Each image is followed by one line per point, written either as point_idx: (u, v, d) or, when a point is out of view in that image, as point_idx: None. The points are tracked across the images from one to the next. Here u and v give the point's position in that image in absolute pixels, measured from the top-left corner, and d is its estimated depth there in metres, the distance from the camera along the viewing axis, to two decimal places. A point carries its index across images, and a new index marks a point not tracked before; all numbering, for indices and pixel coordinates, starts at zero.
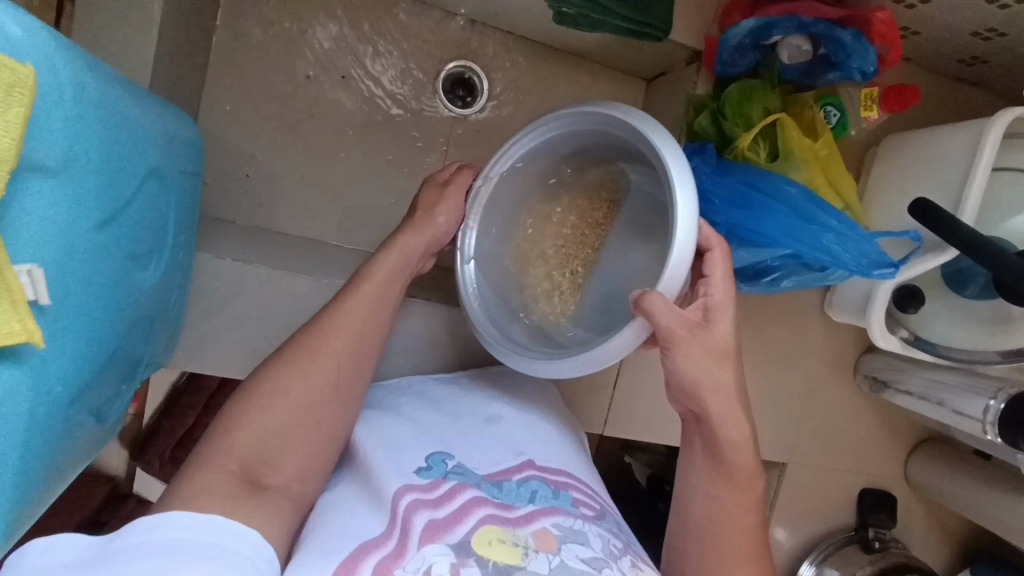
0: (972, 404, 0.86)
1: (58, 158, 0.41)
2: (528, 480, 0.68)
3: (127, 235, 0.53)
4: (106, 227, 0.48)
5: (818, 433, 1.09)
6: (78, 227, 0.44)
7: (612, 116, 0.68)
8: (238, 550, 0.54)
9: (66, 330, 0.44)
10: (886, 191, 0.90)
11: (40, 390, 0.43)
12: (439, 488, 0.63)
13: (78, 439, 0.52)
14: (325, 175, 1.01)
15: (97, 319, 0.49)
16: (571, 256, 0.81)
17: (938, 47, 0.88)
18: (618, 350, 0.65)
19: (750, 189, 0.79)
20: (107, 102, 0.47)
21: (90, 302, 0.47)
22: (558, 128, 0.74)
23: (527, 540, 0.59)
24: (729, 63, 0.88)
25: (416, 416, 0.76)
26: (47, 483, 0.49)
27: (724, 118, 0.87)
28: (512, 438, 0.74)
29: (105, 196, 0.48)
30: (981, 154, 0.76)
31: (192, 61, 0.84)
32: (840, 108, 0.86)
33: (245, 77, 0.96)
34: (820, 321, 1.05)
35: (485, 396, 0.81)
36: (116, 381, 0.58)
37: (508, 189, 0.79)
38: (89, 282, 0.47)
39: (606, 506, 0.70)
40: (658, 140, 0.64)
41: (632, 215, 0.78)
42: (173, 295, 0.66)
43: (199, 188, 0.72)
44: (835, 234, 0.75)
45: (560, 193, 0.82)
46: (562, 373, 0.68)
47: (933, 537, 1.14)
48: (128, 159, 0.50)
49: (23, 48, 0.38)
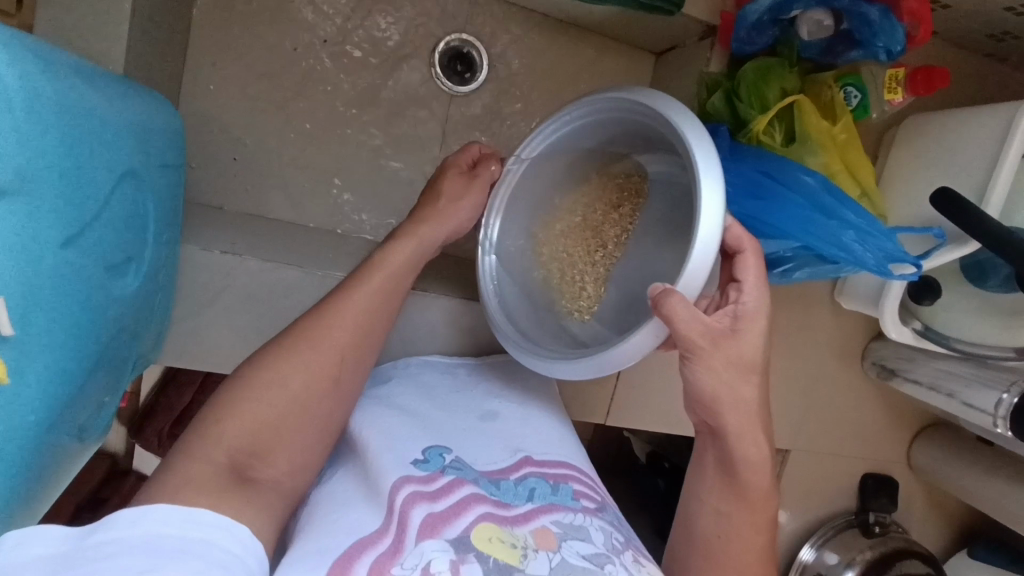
0: (984, 396, 0.84)
1: (12, 178, 0.41)
2: (526, 477, 0.64)
3: (98, 246, 0.53)
4: (72, 243, 0.49)
5: (823, 420, 1.08)
6: (40, 247, 0.45)
7: (635, 100, 0.64)
8: (227, 548, 0.51)
9: (32, 351, 0.45)
10: (905, 176, 0.86)
11: (9, 413, 0.43)
12: (437, 481, 0.60)
13: (60, 452, 0.53)
14: (317, 156, 0.96)
15: (71, 333, 0.50)
16: (595, 249, 0.77)
17: (968, 21, 0.82)
18: (632, 352, 0.61)
19: (765, 177, 0.76)
20: (63, 109, 0.46)
21: (57, 318, 0.47)
22: (580, 116, 0.70)
23: (526, 539, 0.55)
24: (746, 40, 0.83)
25: (413, 409, 0.72)
26: (30, 496, 0.50)
27: (739, 98, 0.82)
28: (509, 435, 0.71)
29: (68, 210, 0.48)
30: (1011, 141, 0.73)
31: (170, 37, 0.78)
32: (861, 88, 0.82)
33: (229, 52, 0.90)
34: (829, 309, 1.02)
35: (484, 391, 0.78)
36: (100, 393, 0.59)
37: (534, 178, 0.76)
38: (59, 304, 0.48)
39: (606, 501, 0.67)
40: (686, 127, 0.59)
41: (659, 205, 0.74)
42: (157, 298, 0.67)
43: (182, 181, 0.71)
44: (855, 230, 0.72)
45: (588, 184, 0.78)
46: (578, 373, 0.65)
47: (933, 519, 1.14)
48: (89, 171, 0.51)
49: None
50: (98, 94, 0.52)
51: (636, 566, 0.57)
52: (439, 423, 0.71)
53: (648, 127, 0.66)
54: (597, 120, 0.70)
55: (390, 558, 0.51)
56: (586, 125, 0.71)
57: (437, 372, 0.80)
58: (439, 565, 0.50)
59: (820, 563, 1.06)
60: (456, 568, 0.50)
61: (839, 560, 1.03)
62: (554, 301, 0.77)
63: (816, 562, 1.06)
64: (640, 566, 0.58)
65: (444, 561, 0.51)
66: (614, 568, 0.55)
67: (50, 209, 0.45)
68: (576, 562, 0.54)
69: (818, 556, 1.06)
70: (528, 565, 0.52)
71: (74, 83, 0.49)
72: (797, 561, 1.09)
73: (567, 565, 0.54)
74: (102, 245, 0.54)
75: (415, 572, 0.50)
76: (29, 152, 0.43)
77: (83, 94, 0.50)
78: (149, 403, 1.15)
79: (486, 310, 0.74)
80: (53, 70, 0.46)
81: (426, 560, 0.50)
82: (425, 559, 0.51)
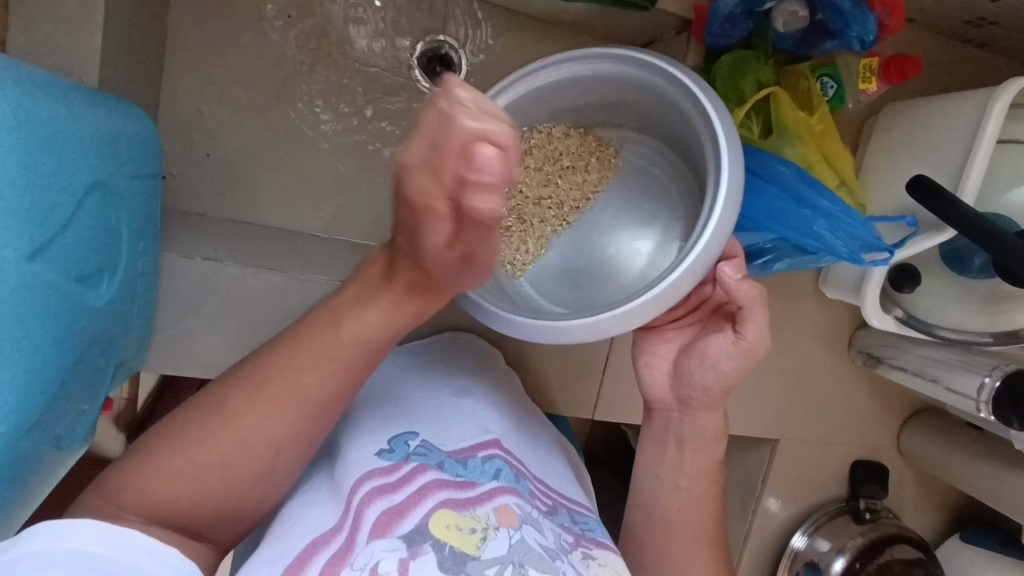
0: (967, 381, 0.85)
1: None
2: (492, 456, 0.64)
3: (70, 256, 0.54)
4: (39, 255, 0.49)
5: (812, 408, 1.08)
6: (3, 258, 0.45)
7: (655, 76, 0.68)
8: (152, 573, 0.49)
9: (4, 360, 0.45)
10: (885, 167, 0.87)
11: None
12: (400, 470, 0.60)
13: (38, 462, 0.53)
14: (299, 160, 0.96)
15: (46, 340, 0.50)
16: (555, 204, 0.81)
17: (944, 8, 0.83)
18: (620, 319, 0.62)
19: (741, 170, 0.76)
20: (24, 123, 0.47)
21: (27, 327, 0.48)
22: (593, 70, 0.72)
23: (487, 519, 0.55)
24: (719, 34, 0.82)
25: (393, 399, 0.72)
26: (5, 505, 0.50)
27: (715, 92, 0.84)
28: (477, 415, 0.71)
29: (32, 220, 0.48)
30: (986, 123, 0.73)
31: (147, 47, 0.79)
32: (837, 79, 0.82)
33: (206, 59, 0.91)
34: (814, 298, 1.02)
35: (455, 375, 0.79)
36: (78, 402, 0.60)
37: (513, 118, 0.76)
38: (25, 317, 0.48)
39: (560, 503, 0.66)
40: (720, 129, 0.64)
41: (630, 183, 0.82)
42: (136, 308, 0.68)
43: (160, 189, 0.72)
44: (827, 218, 0.72)
45: (568, 133, 0.81)
46: (528, 334, 0.66)
47: (925, 504, 1.15)
48: (57, 184, 0.51)
49: None
50: (65, 107, 0.52)
51: (582, 565, 0.58)
52: (413, 407, 0.71)
53: (657, 101, 0.72)
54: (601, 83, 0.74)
55: (340, 560, 0.52)
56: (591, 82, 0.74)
57: (410, 359, 0.81)
58: (388, 565, 0.49)
59: (812, 549, 1.08)
60: (406, 566, 0.50)
61: (831, 547, 1.05)
62: None
63: (808, 549, 1.08)
64: (588, 567, 0.59)
65: (393, 561, 0.50)
66: (563, 564, 0.55)
67: (11, 222, 0.46)
68: (533, 545, 0.54)
69: (810, 543, 1.08)
70: (484, 551, 0.52)
71: (35, 95, 0.49)
72: (788, 548, 1.11)
73: (525, 544, 0.54)
74: (71, 256, 0.54)
75: (364, 571, 0.49)
76: None
77: (51, 110, 0.50)
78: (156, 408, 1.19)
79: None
80: (14, 84, 0.47)
81: (374, 560, 0.50)
82: (373, 559, 0.50)
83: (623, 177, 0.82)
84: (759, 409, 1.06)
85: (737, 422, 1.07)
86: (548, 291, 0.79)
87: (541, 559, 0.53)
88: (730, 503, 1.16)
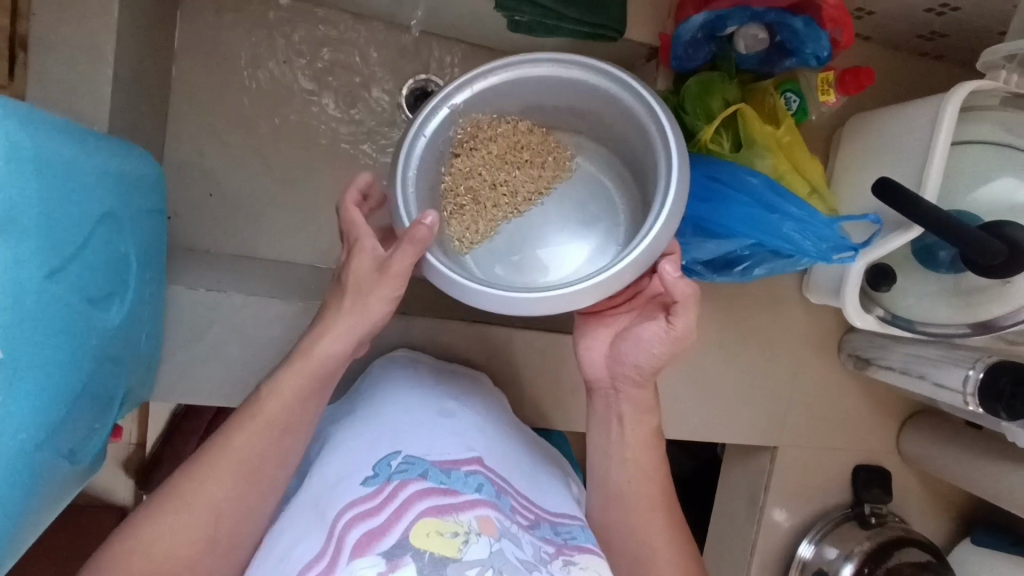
0: (952, 375, 0.87)
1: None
2: (475, 470, 0.64)
3: (82, 281, 0.57)
4: (53, 276, 0.52)
5: (808, 414, 1.10)
6: (23, 281, 0.48)
7: (624, 94, 0.70)
8: None
9: (20, 374, 0.48)
10: (854, 175, 0.91)
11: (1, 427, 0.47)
12: (382, 491, 0.60)
13: (50, 476, 0.56)
14: (296, 197, 1.01)
15: (60, 358, 0.54)
16: (509, 195, 0.80)
17: (898, 26, 0.92)
18: (560, 300, 0.63)
19: (713, 181, 0.80)
20: (43, 160, 0.51)
21: (43, 342, 0.51)
22: (570, 72, 0.72)
23: (469, 525, 0.56)
24: (684, 57, 0.88)
25: (375, 417, 0.72)
26: (22, 520, 0.52)
27: (685, 112, 0.88)
28: (462, 435, 0.71)
29: (48, 246, 0.51)
30: (941, 126, 0.77)
31: (152, 96, 0.84)
32: (799, 94, 0.87)
33: (207, 107, 0.97)
34: (799, 304, 1.05)
35: (439, 393, 0.78)
36: (88, 421, 0.62)
37: (484, 100, 0.75)
38: (43, 335, 0.51)
39: (541, 517, 0.66)
40: (675, 152, 0.66)
41: (577, 190, 0.82)
42: (144, 335, 0.71)
43: (165, 223, 0.76)
44: (796, 221, 0.76)
45: (535, 128, 0.81)
46: (479, 301, 0.65)
47: (931, 508, 1.15)
48: (71, 214, 0.55)
49: None
50: (78, 146, 0.57)
51: (562, 574, 0.58)
52: (395, 425, 0.70)
53: (620, 115, 0.73)
54: (572, 91, 0.75)
55: None
56: (565, 88, 0.74)
57: (396, 373, 0.80)
58: None
59: (820, 558, 1.06)
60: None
61: (838, 554, 1.04)
62: (443, 217, 0.78)
63: (816, 558, 1.07)
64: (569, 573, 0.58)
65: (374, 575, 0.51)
66: None
67: (31, 247, 0.49)
68: (512, 556, 0.55)
69: (817, 552, 1.07)
70: (466, 555, 0.53)
71: (53, 134, 0.53)
72: (796, 559, 1.10)
73: (504, 555, 0.55)
74: (84, 281, 0.57)
75: None
76: (12, 193, 0.47)
77: (65, 150, 0.55)
78: (158, 449, 1.20)
79: (390, 186, 0.71)
80: (35, 125, 0.51)
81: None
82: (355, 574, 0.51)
83: (576, 182, 0.82)
84: (754, 417, 1.08)
85: (733, 431, 1.07)
86: (493, 273, 0.78)
87: (519, 571, 0.54)
88: (734, 515, 1.16)
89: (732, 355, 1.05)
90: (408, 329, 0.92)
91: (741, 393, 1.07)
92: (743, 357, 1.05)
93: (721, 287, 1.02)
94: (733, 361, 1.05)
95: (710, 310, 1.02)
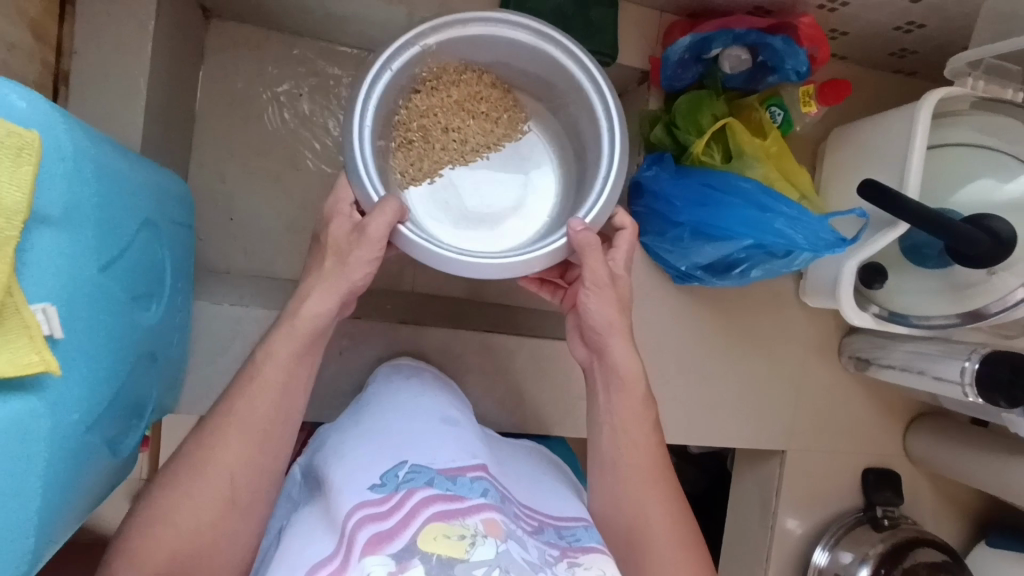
0: (950, 368, 0.89)
1: (60, 210, 0.44)
2: (481, 476, 0.60)
3: (127, 279, 0.56)
4: (107, 269, 0.51)
5: (814, 418, 1.11)
6: (82, 274, 0.47)
7: (583, 72, 0.73)
8: None
9: (80, 360, 0.47)
10: (839, 181, 0.97)
11: (61, 413, 0.45)
12: (391, 498, 0.56)
13: (96, 467, 0.54)
14: (311, 221, 1.06)
15: (111, 350, 0.53)
16: (458, 145, 0.82)
17: (870, 45, 0.99)
18: (490, 269, 0.68)
19: (710, 189, 0.85)
20: (102, 158, 0.51)
21: (100, 331, 0.50)
22: (539, 38, 0.73)
23: (475, 528, 0.52)
24: (674, 77, 0.94)
25: (379, 428, 0.69)
26: (65, 514, 0.49)
27: (677, 127, 0.94)
28: (464, 441, 0.67)
29: (103, 238, 0.51)
30: (917, 130, 0.83)
31: (177, 126, 0.90)
32: (783, 107, 0.93)
33: (227, 138, 1.02)
34: (798, 308, 1.09)
35: (439, 405, 0.75)
36: (128, 416, 0.61)
37: (454, 46, 0.75)
38: (96, 326, 0.49)
39: (545, 522, 0.64)
40: (619, 139, 0.71)
41: (520, 150, 0.85)
42: (173, 336, 0.71)
43: (189, 238, 0.78)
44: (786, 218, 0.80)
45: (496, 85, 0.83)
46: (416, 252, 0.67)
47: (944, 510, 1.15)
48: (123, 217, 0.55)
49: (27, 116, 0.42)
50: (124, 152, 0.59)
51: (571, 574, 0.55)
52: (400, 433, 0.67)
53: (573, 93, 0.76)
54: (539, 60, 0.76)
55: None
56: (534, 55, 0.75)
57: (396, 392, 0.78)
58: None
59: (835, 564, 1.06)
60: None
61: (853, 557, 1.04)
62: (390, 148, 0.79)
63: (831, 564, 1.06)
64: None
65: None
66: None
67: (92, 237, 0.48)
68: (519, 556, 0.51)
69: (832, 558, 1.06)
70: (472, 556, 0.50)
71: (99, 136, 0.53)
72: (811, 566, 1.09)
73: (512, 557, 0.51)
74: (131, 277, 0.57)
75: None
76: (75, 186, 0.46)
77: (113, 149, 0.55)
78: None
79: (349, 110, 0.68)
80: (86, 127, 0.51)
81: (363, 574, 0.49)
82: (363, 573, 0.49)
83: (522, 145, 0.85)
84: (762, 421, 1.10)
85: (741, 436, 1.09)
86: (429, 211, 0.79)
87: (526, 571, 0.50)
88: (747, 522, 1.16)
89: (735, 360, 1.07)
90: (421, 341, 0.94)
91: (747, 397, 1.09)
92: (747, 362, 1.08)
93: (721, 294, 1.06)
94: (737, 365, 1.08)
95: (712, 317, 1.05)
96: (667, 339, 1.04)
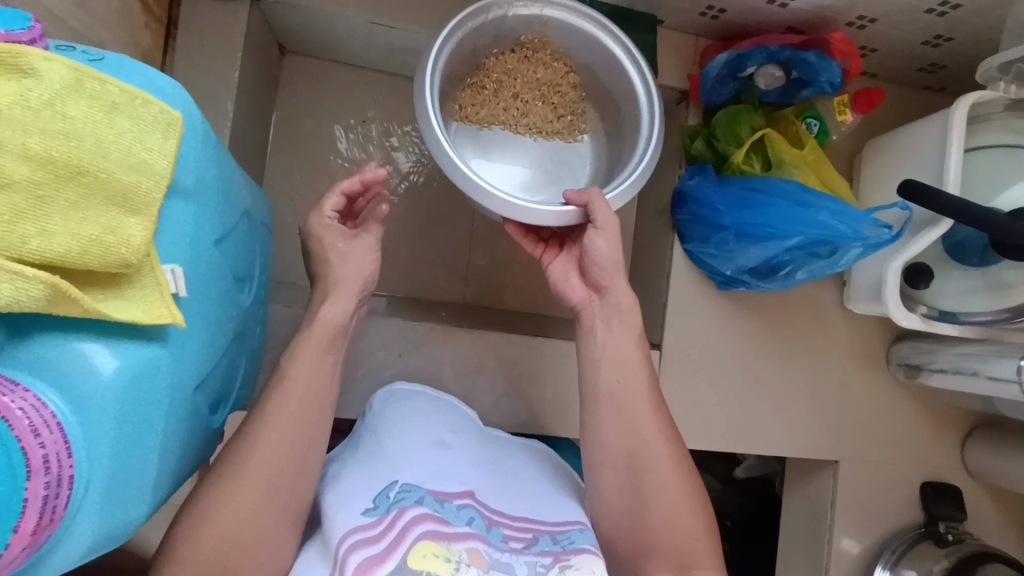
0: (1004, 366, 0.88)
1: (192, 183, 0.54)
2: (468, 504, 0.62)
3: (233, 260, 0.65)
4: (219, 245, 0.60)
5: (866, 427, 1.10)
6: (201, 244, 0.56)
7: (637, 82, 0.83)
8: None
9: (194, 317, 0.55)
10: (877, 189, 1.00)
11: (179, 361, 0.54)
12: (382, 521, 0.58)
13: (199, 424, 0.61)
14: None
15: (217, 316, 0.61)
16: (518, 116, 0.89)
17: (900, 61, 1.04)
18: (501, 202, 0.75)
19: (751, 193, 0.89)
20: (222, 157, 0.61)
21: (211, 297, 0.58)
22: (611, 42, 0.84)
23: (460, 555, 0.56)
24: (712, 93, 1.00)
25: (370, 450, 0.70)
26: (173, 459, 0.56)
27: (716, 140, 0.99)
28: (457, 463, 0.69)
29: (219, 222, 0.60)
30: (952, 132, 0.85)
31: (253, 148, 0.98)
32: (819, 118, 0.97)
33: (294, 161, 1.11)
34: (843, 317, 1.10)
35: (440, 420, 0.76)
36: (227, 384, 0.68)
37: (555, 28, 0.86)
38: (209, 292, 0.58)
39: (539, 530, 0.63)
40: (652, 140, 0.81)
41: (561, 147, 0.92)
42: (257, 327, 0.78)
43: (269, 244, 0.82)
44: (831, 210, 0.82)
45: (575, 86, 0.91)
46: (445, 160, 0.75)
47: (1007, 527, 1.11)
48: (234, 204, 0.64)
49: (175, 104, 0.52)
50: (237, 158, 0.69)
51: None
52: (391, 454, 0.68)
53: (625, 103, 0.86)
54: (610, 66, 0.86)
55: None
56: (609, 59, 0.86)
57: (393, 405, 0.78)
58: None
59: None
60: None
61: None
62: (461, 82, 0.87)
63: None
64: None
65: None
66: None
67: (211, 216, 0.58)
68: None
69: None
70: None
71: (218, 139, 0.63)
72: None
73: None
74: (234, 261, 0.65)
75: None
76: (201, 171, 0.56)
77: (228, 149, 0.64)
78: None
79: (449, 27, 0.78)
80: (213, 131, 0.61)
81: None
82: None
83: (568, 147, 0.92)
84: (812, 431, 1.09)
85: (791, 445, 1.08)
86: (464, 145, 0.87)
87: None
88: (802, 539, 1.13)
89: (782, 368, 1.08)
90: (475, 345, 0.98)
91: (796, 406, 1.09)
92: (794, 370, 1.08)
93: (765, 302, 1.07)
94: (784, 374, 1.08)
95: (756, 324, 1.07)
96: (713, 346, 1.06)
